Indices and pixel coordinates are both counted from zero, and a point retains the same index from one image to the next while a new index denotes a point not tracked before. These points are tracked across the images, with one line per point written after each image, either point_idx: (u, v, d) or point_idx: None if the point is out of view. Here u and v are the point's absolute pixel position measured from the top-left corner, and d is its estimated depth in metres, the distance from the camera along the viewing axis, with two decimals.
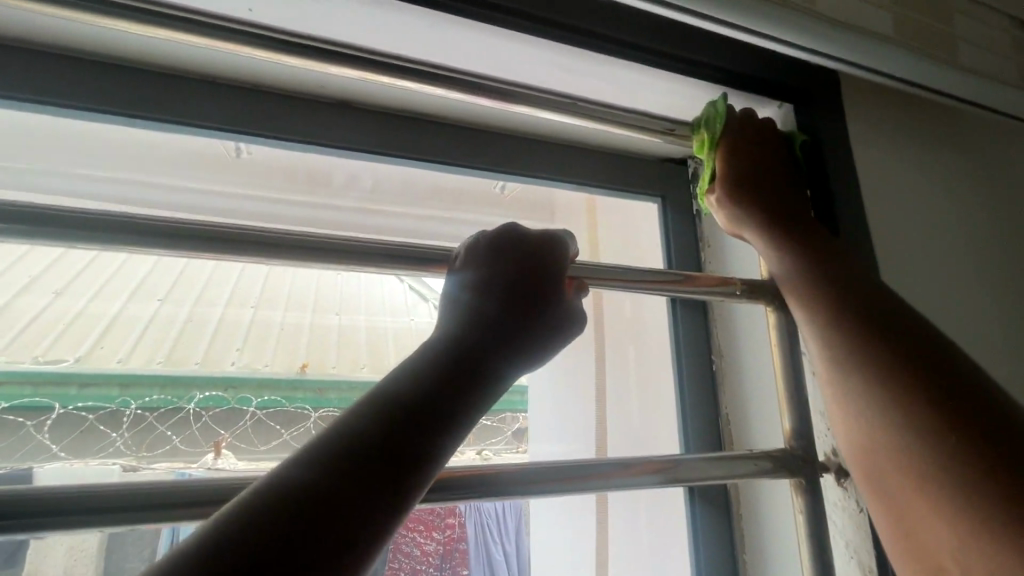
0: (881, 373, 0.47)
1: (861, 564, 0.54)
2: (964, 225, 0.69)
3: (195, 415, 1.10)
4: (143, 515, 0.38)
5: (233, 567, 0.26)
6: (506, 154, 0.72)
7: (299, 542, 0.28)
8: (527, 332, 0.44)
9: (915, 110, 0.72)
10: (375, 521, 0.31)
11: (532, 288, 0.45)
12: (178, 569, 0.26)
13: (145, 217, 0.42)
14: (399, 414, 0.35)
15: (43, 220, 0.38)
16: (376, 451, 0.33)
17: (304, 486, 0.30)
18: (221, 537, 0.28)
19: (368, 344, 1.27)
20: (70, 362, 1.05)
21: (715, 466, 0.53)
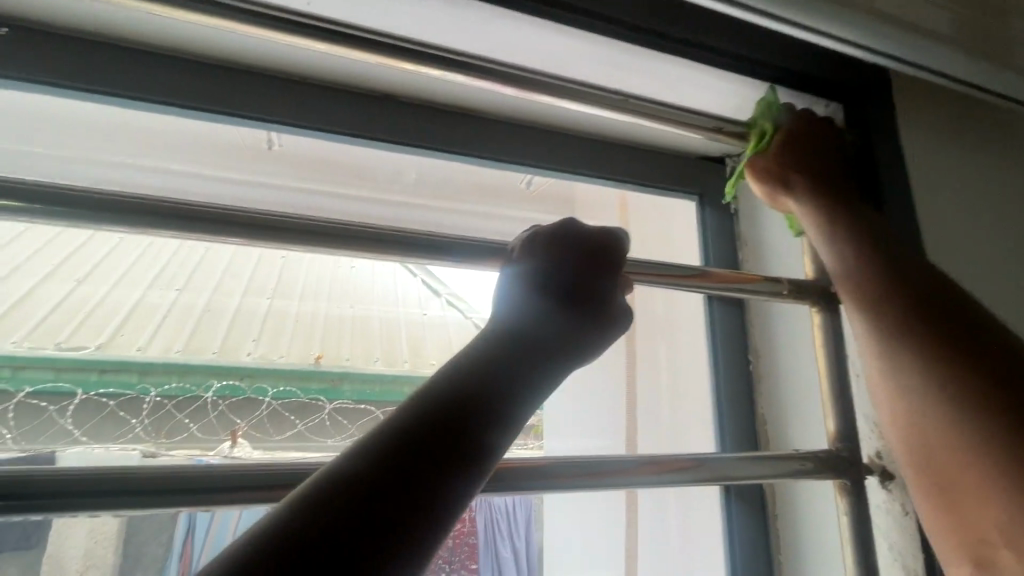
0: (938, 381, 0.47)
1: (906, 567, 0.53)
2: (1009, 224, 0.68)
3: (211, 404, 1.01)
4: (220, 495, 0.41)
5: (296, 552, 0.27)
6: (547, 150, 0.72)
7: (352, 534, 0.29)
8: (576, 331, 0.44)
9: (963, 109, 0.70)
10: (432, 512, 0.32)
11: (578, 286, 0.45)
12: (249, 553, 0.27)
13: (228, 210, 0.46)
14: (455, 406, 0.36)
15: (130, 208, 0.43)
16: (427, 445, 0.33)
17: (358, 477, 0.31)
18: (280, 523, 0.29)
19: (382, 338, 1.20)
20: (92, 349, 1.03)
21: (754, 466, 0.53)
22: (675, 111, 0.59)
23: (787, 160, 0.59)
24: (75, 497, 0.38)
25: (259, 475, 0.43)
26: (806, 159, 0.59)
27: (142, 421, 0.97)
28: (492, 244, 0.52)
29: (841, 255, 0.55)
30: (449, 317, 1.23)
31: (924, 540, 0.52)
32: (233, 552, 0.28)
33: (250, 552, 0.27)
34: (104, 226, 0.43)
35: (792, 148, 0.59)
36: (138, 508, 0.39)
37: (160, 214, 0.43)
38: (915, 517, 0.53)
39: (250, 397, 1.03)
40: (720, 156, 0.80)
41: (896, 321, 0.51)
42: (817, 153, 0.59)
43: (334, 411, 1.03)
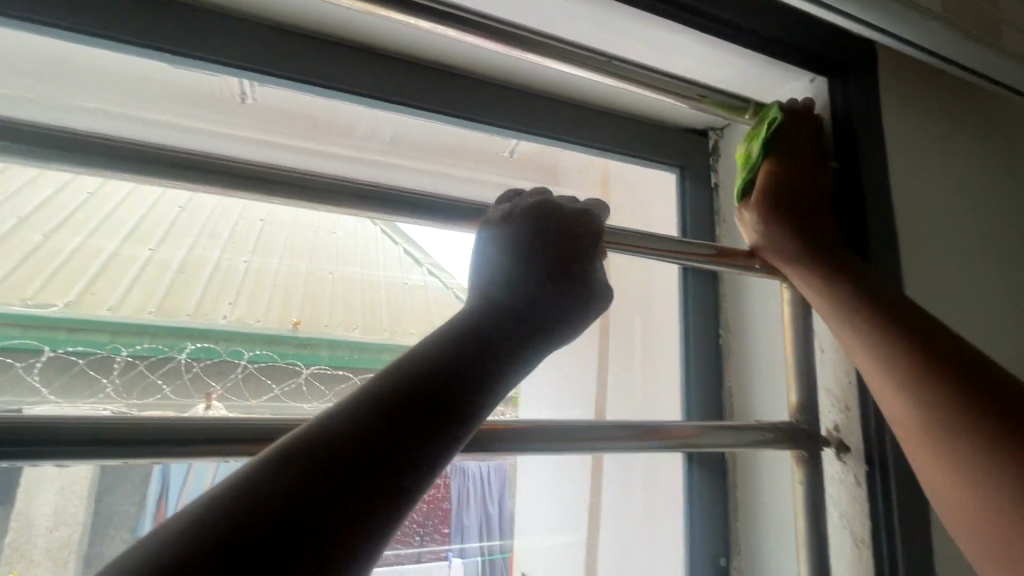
0: (915, 369, 0.47)
1: (854, 534, 0.55)
2: (976, 205, 0.69)
3: (185, 365, 0.86)
4: (174, 450, 0.40)
5: (280, 506, 0.27)
6: (528, 112, 0.70)
7: (335, 492, 0.28)
8: (555, 292, 0.44)
9: (941, 88, 0.71)
10: (416, 474, 0.31)
11: (557, 251, 0.45)
12: (231, 506, 0.27)
13: (188, 153, 0.43)
14: (440, 369, 0.35)
15: (93, 147, 0.40)
16: (404, 408, 0.32)
17: (335, 437, 0.30)
18: (262, 478, 0.28)
19: (362, 303, 1.09)
20: (59, 307, 0.84)
21: (721, 434, 0.55)
22: (656, 76, 0.56)
23: (772, 185, 0.57)
24: (27, 445, 0.36)
25: (218, 428, 0.42)
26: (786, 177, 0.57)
27: (113, 381, 0.82)
28: (463, 201, 0.51)
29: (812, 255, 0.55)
30: (430, 286, 1.15)
31: (872, 509, 0.54)
32: (213, 506, 0.27)
33: (230, 505, 0.27)
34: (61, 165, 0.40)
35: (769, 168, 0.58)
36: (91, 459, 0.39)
37: (115, 156, 0.41)
38: (866, 488, 0.54)
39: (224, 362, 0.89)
40: (704, 130, 0.79)
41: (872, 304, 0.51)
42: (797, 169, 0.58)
43: (312, 375, 0.93)
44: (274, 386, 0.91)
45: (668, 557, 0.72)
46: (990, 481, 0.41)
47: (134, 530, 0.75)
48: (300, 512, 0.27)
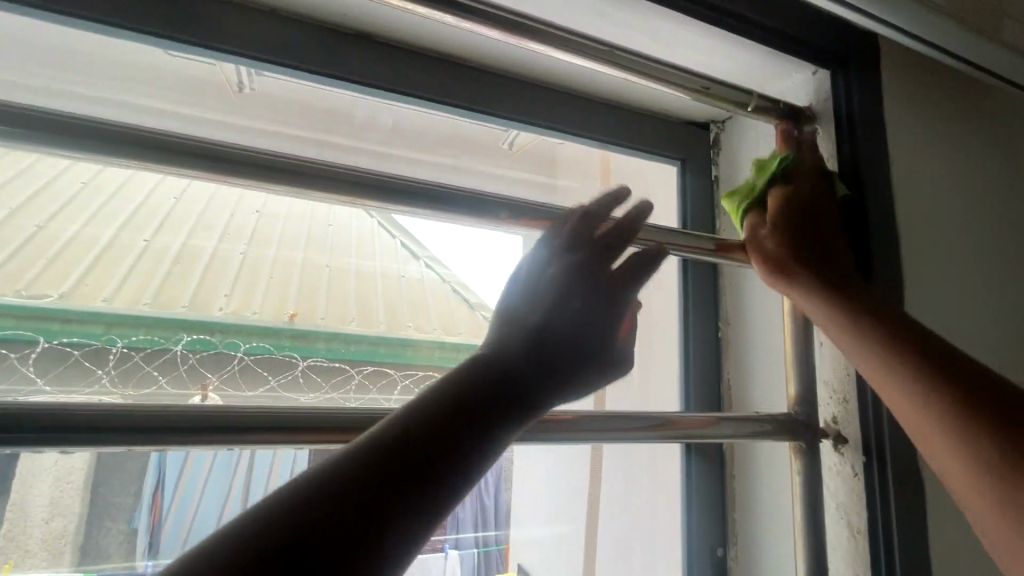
0: (919, 371, 0.47)
1: (850, 524, 0.55)
2: (975, 199, 0.69)
3: (182, 357, 0.82)
4: (178, 436, 0.41)
5: (359, 491, 0.32)
6: (530, 103, 0.70)
7: (403, 480, 0.33)
8: (597, 316, 0.48)
9: (943, 83, 0.71)
10: (469, 469, 0.36)
11: (601, 274, 0.49)
12: (317, 489, 0.31)
13: (189, 138, 0.43)
14: (490, 376, 0.40)
15: (92, 131, 0.40)
16: (463, 414, 0.37)
17: (402, 436, 0.35)
18: (342, 466, 0.33)
19: (359, 296, 1.07)
20: (54, 298, 0.80)
21: (719, 425, 0.55)
22: (660, 68, 0.56)
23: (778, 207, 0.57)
24: (35, 431, 0.37)
25: (222, 415, 0.42)
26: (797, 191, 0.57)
27: (109, 373, 0.78)
28: (464, 191, 0.51)
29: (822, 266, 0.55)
30: (426, 280, 1.16)
31: (869, 500, 0.54)
32: (300, 489, 0.31)
33: (317, 489, 0.31)
34: (59, 151, 0.40)
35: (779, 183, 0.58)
36: (95, 444, 0.39)
37: (115, 140, 0.40)
38: (863, 479, 0.55)
39: (220, 355, 0.85)
40: (705, 122, 0.79)
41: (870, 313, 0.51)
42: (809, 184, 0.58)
43: (308, 366, 0.89)
44: (270, 378, 0.86)
45: (665, 547, 0.73)
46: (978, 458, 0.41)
47: (130, 520, 0.78)
48: (375, 495, 0.32)
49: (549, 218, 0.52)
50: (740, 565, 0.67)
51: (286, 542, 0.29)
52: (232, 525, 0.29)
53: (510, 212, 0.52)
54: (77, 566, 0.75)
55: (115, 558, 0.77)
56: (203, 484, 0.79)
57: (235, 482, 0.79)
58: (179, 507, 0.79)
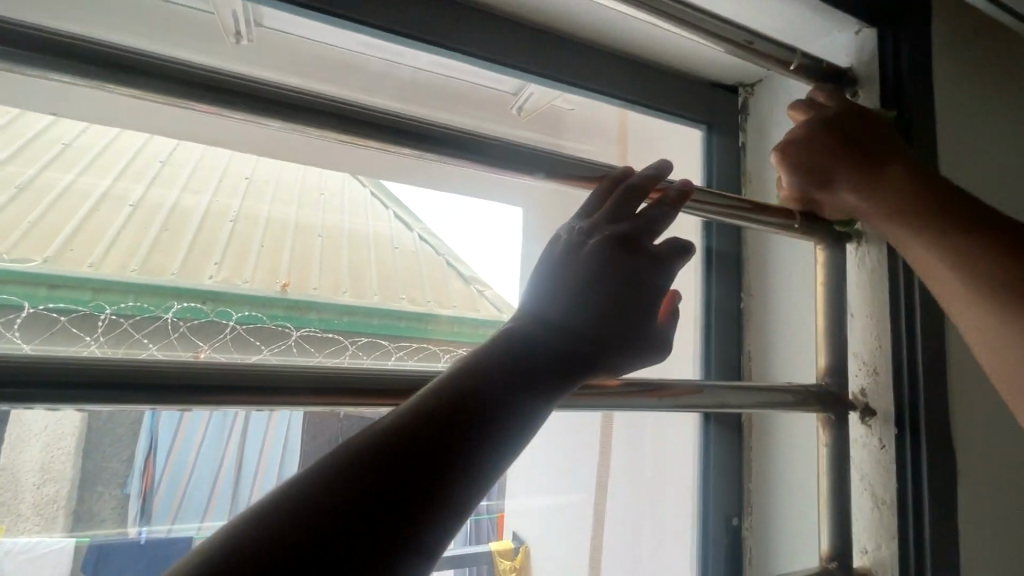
0: (925, 218, 0.49)
1: (875, 495, 0.55)
2: (1004, 167, 0.68)
3: (172, 325, 0.76)
4: (192, 394, 0.39)
5: (375, 476, 0.30)
6: (556, 56, 0.66)
7: (423, 465, 0.31)
8: (630, 297, 0.42)
9: (983, 45, 0.68)
10: (491, 455, 0.33)
11: (635, 248, 0.43)
12: (329, 473, 0.30)
13: (201, 72, 0.39)
14: (514, 355, 0.37)
15: (98, 57, 0.37)
16: (485, 397, 0.35)
17: (421, 420, 0.32)
18: (357, 450, 0.31)
19: (351, 263, 1.01)
20: (37, 264, 0.73)
21: (747, 395, 0.54)
22: (713, 21, 0.53)
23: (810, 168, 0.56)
24: (62, 387, 0.36)
25: (219, 375, 0.40)
26: (820, 139, 0.55)
27: (97, 340, 0.70)
28: (492, 141, 0.48)
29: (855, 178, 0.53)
30: (421, 251, 1.12)
31: (898, 472, 0.54)
32: (315, 474, 0.30)
33: (330, 475, 0.30)
34: (65, 78, 0.37)
35: (797, 133, 0.57)
36: (107, 402, 0.38)
37: (123, 68, 0.37)
38: (892, 451, 0.54)
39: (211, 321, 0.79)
40: (733, 85, 0.75)
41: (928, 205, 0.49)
42: (846, 123, 0.54)
43: (301, 337, 0.83)
44: (262, 347, 0.80)
45: (678, 517, 0.73)
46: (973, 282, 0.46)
47: (123, 486, 0.75)
48: (393, 481, 0.30)
49: (582, 175, 0.50)
50: (756, 534, 0.66)
51: (291, 536, 0.27)
52: (246, 514, 0.28)
53: (544, 169, 0.49)
54: (70, 531, 0.73)
55: (109, 523, 0.75)
56: (195, 454, 0.79)
57: (231, 447, 0.80)
58: (173, 472, 0.78)
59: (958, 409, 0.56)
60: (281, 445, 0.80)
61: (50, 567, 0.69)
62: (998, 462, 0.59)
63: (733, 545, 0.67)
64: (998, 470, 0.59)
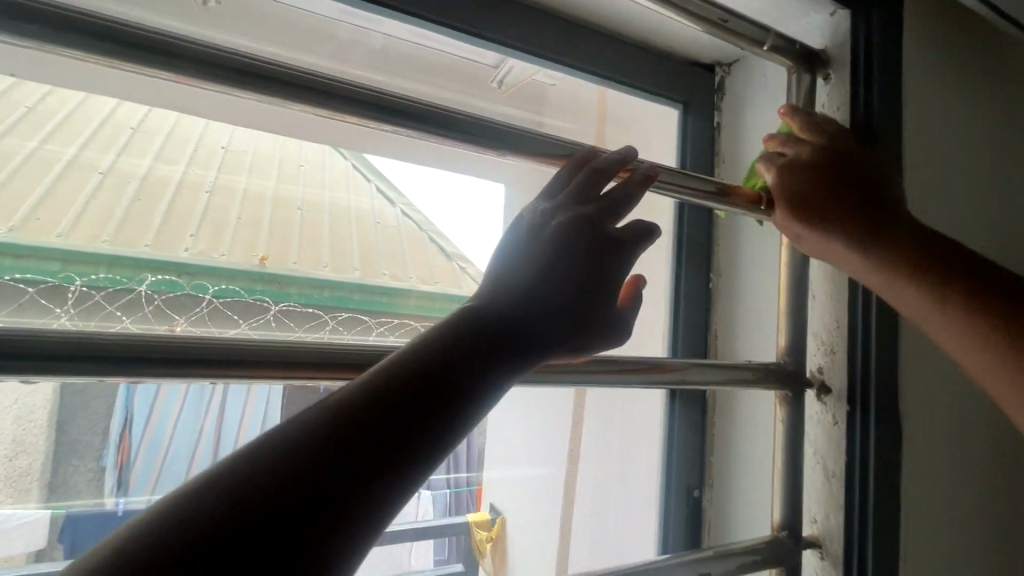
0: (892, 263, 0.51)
1: (825, 468, 0.58)
2: (969, 153, 0.69)
3: (147, 297, 0.73)
4: (153, 368, 0.38)
5: (334, 449, 0.30)
6: (534, 29, 0.65)
7: (380, 437, 0.31)
8: (593, 280, 0.43)
9: (955, 31, 0.69)
10: (449, 426, 0.34)
11: (601, 234, 0.44)
12: (286, 447, 0.30)
13: (156, 35, 0.37)
14: (474, 330, 0.38)
15: (37, 17, 0.34)
16: (444, 371, 0.35)
17: (377, 393, 0.33)
18: (315, 423, 0.31)
19: (331, 241, 0.99)
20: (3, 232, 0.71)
21: (713, 371, 0.55)
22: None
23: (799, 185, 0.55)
24: (9, 360, 0.34)
25: (177, 347, 0.39)
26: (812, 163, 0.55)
27: (68, 313, 0.67)
28: (463, 116, 0.47)
29: (832, 207, 0.54)
30: (403, 227, 1.11)
31: (847, 446, 0.57)
32: (271, 449, 0.30)
33: (288, 449, 0.30)
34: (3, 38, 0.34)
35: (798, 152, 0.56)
36: (70, 374, 0.36)
37: (65, 30, 0.35)
38: (842, 427, 0.57)
39: (188, 296, 0.77)
40: (711, 64, 0.75)
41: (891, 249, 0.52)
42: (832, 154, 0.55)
43: (281, 311, 0.82)
44: (241, 321, 0.79)
45: (643, 489, 0.75)
46: (951, 323, 0.49)
47: (98, 458, 0.76)
48: (350, 453, 0.30)
49: (554, 153, 0.50)
50: (714, 506, 0.69)
51: (234, 513, 0.27)
52: (201, 487, 0.28)
53: (515, 146, 0.49)
54: (44, 501, 0.72)
55: (84, 494, 0.75)
56: (173, 426, 0.79)
57: (210, 419, 0.80)
58: (148, 449, 0.78)
59: (908, 387, 0.58)
60: (260, 421, 0.78)
61: (24, 541, 0.68)
62: (943, 437, 0.62)
63: (693, 515, 0.70)
64: (943, 445, 0.62)
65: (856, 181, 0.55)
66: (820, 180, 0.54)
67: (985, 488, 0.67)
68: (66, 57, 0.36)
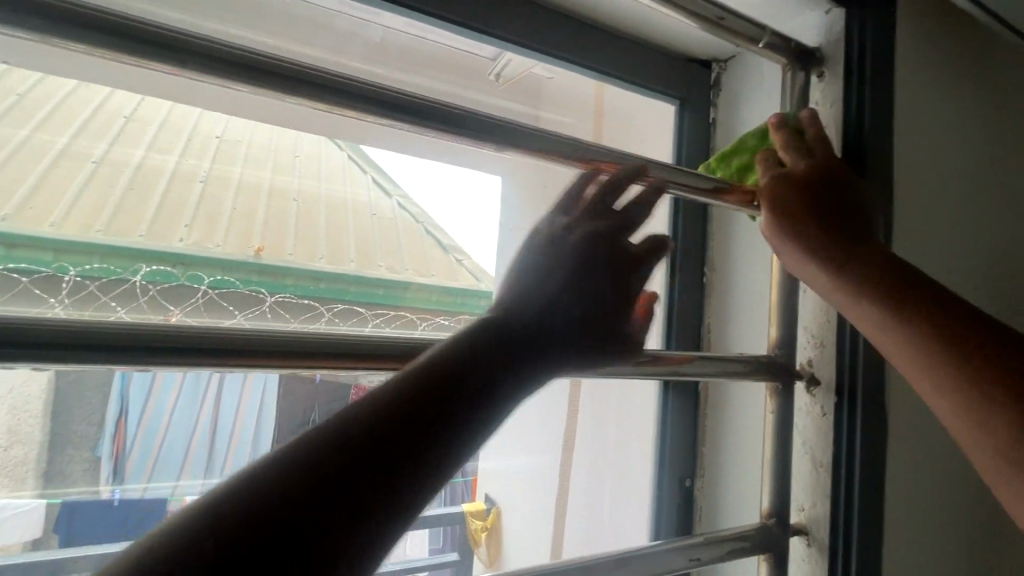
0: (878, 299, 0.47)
1: (813, 458, 0.60)
2: (960, 150, 0.70)
3: (142, 287, 0.74)
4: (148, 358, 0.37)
5: (381, 436, 0.32)
6: (532, 24, 0.65)
7: (419, 427, 0.34)
8: (600, 291, 0.54)
9: (949, 29, 0.70)
10: (484, 414, 0.38)
11: (611, 250, 0.55)
12: (336, 434, 0.31)
13: None
14: (501, 330, 0.44)
15: None
16: (478, 366, 0.39)
17: (418, 388, 0.35)
18: (359, 413, 0.33)
19: (327, 233, 0.99)
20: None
21: (707, 363, 0.55)
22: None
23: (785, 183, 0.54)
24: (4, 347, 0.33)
25: (175, 337, 0.37)
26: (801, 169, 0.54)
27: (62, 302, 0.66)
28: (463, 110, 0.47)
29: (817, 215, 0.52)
30: (399, 220, 1.11)
31: (834, 436, 0.58)
32: (321, 434, 0.31)
33: (337, 436, 0.31)
34: None
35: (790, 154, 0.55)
36: (66, 361, 0.35)
37: None
38: (830, 418, 0.59)
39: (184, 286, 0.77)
40: (707, 60, 0.76)
41: (878, 283, 0.47)
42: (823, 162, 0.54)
43: (275, 303, 0.82)
44: (237, 312, 0.78)
45: (637, 479, 0.77)
46: (938, 373, 0.43)
47: (93, 449, 0.76)
48: (398, 438, 0.33)
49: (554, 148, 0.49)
50: (705, 494, 0.71)
51: (290, 499, 0.28)
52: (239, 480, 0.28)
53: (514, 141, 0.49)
54: (39, 491, 0.74)
55: (78, 484, 0.76)
56: (168, 416, 0.80)
57: (205, 409, 0.81)
58: (146, 435, 0.79)
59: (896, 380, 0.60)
60: (256, 411, 0.82)
61: (20, 530, 0.71)
62: (929, 429, 0.64)
63: (685, 504, 0.71)
64: (929, 435, 0.64)
65: (845, 202, 0.54)
66: (805, 190, 0.53)
67: (969, 478, 0.69)
68: (62, 49, 0.35)
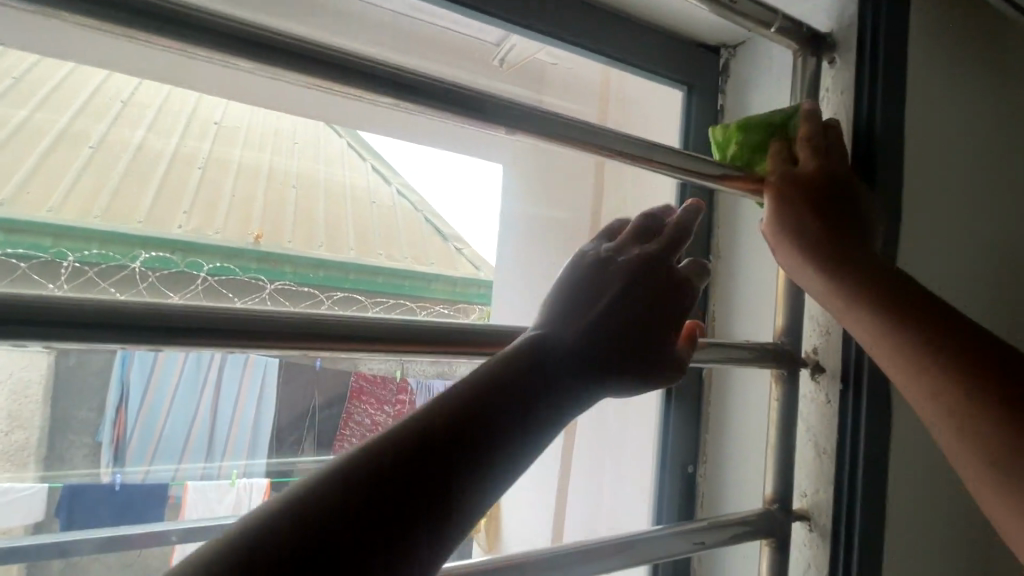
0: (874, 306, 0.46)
1: (816, 444, 0.60)
2: (971, 136, 0.70)
3: (141, 274, 0.78)
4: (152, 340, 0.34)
5: (412, 469, 0.31)
6: (540, 7, 0.64)
7: (454, 458, 0.32)
8: (654, 325, 0.42)
9: (961, 14, 0.69)
10: (526, 445, 0.35)
11: (650, 275, 0.43)
12: (364, 465, 0.30)
13: None
14: (548, 353, 0.39)
15: None
16: (521, 393, 0.36)
17: (454, 416, 0.33)
18: (393, 442, 0.31)
19: (329, 219, 0.99)
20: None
21: (711, 350, 0.55)
22: None
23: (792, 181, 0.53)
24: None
25: (180, 316, 0.34)
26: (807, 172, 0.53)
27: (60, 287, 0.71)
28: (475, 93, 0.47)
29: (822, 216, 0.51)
30: (399, 208, 1.11)
31: (838, 423, 0.59)
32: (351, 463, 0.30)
33: (368, 467, 0.30)
34: None
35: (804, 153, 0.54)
36: (65, 342, 0.32)
37: None
38: (835, 405, 0.59)
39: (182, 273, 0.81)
40: (716, 46, 0.75)
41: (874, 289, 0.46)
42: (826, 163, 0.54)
43: (275, 290, 0.86)
44: (236, 299, 0.82)
45: (639, 465, 0.78)
46: (933, 386, 0.42)
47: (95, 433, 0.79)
48: (430, 472, 0.31)
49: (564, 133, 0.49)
50: (707, 481, 0.71)
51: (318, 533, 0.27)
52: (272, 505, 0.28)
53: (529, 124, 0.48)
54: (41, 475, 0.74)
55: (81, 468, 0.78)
56: (168, 403, 0.84)
57: (204, 396, 0.85)
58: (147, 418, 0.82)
59: None
60: (256, 397, 0.86)
61: (23, 513, 0.70)
62: None
63: (688, 490, 0.72)
64: None
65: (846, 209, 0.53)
66: (811, 191, 0.52)
67: None
68: (68, 24, 0.34)
